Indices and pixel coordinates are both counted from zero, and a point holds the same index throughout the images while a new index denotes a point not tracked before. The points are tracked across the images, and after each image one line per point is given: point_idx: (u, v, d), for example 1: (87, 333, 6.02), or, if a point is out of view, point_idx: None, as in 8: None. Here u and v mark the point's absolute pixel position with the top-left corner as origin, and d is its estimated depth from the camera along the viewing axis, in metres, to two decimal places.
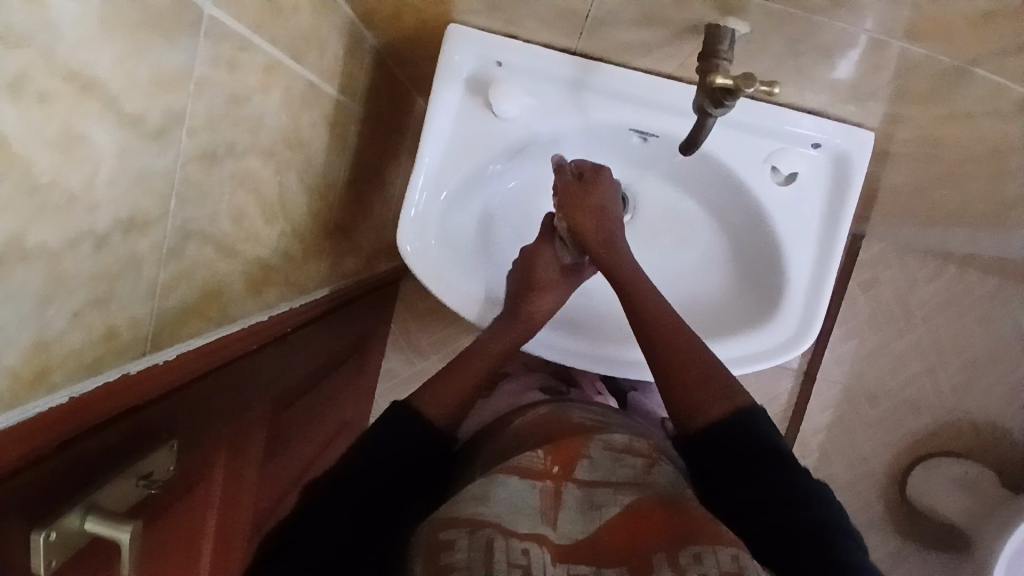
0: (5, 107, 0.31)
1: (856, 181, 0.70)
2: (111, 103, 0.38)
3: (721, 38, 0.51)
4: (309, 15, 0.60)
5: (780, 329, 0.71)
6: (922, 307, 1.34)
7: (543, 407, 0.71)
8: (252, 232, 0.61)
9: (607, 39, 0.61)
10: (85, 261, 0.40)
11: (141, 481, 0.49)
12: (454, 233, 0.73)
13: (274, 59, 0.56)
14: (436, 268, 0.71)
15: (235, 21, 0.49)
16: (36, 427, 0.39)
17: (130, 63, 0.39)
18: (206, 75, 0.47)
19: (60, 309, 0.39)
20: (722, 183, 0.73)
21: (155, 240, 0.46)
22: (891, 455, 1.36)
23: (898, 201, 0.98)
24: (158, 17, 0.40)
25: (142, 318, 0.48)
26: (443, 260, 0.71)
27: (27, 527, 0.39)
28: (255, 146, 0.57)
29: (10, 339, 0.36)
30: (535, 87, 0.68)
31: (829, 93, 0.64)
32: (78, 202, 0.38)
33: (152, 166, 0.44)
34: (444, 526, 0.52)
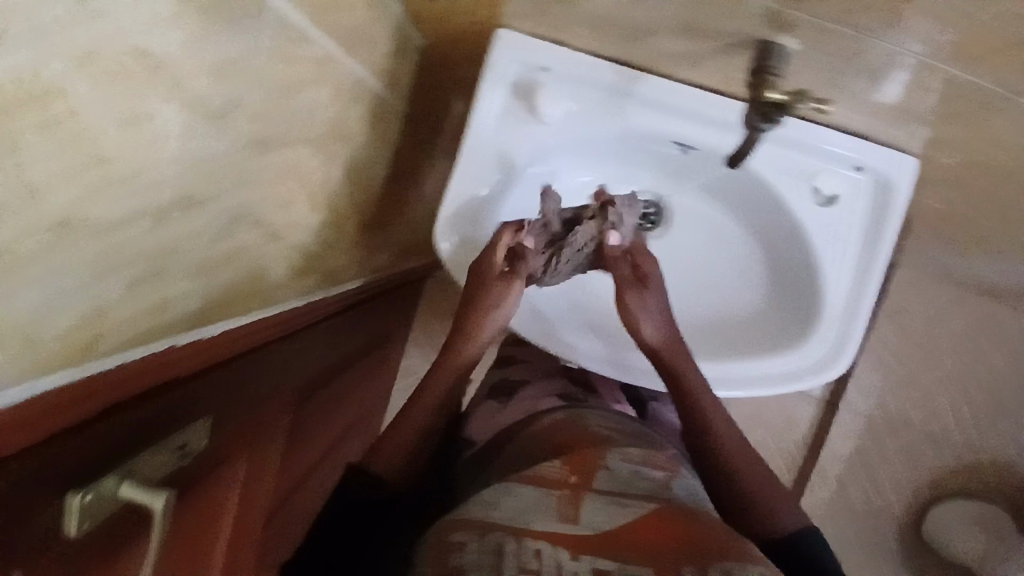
0: (79, 79, 0.33)
1: (897, 206, 0.69)
2: (177, 84, 0.40)
3: (768, 61, 0.55)
4: (362, 12, 0.62)
5: (814, 348, 0.71)
6: (951, 339, 1.32)
7: (560, 414, 0.69)
8: (295, 220, 0.63)
9: (652, 49, 0.61)
10: (142, 236, 0.41)
11: (178, 451, 0.51)
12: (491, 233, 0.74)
13: (328, 53, 0.58)
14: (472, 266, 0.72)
15: (295, 13, 0.51)
16: (86, 391, 0.41)
17: (197, 47, 0.41)
18: (264, 63, 0.48)
19: (115, 280, 0.41)
20: (760, 199, 0.73)
21: (207, 220, 0.48)
22: (911, 488, 1.33)
23: (936, 229, 0.97)
24: (224, 3, 0.42)
25: (189, 294, 0.50)
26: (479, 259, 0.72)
27: (62, 489, 0.39)
28: (304, 136, 0.59)
29: (66, 304, 0.37)
30: (579, 94, 0.69)
31: (873, 115, 0.64)
32: (140, 177, 0.40)
33: (210, 148, 0.45)
34: (456, 528, 0.52)
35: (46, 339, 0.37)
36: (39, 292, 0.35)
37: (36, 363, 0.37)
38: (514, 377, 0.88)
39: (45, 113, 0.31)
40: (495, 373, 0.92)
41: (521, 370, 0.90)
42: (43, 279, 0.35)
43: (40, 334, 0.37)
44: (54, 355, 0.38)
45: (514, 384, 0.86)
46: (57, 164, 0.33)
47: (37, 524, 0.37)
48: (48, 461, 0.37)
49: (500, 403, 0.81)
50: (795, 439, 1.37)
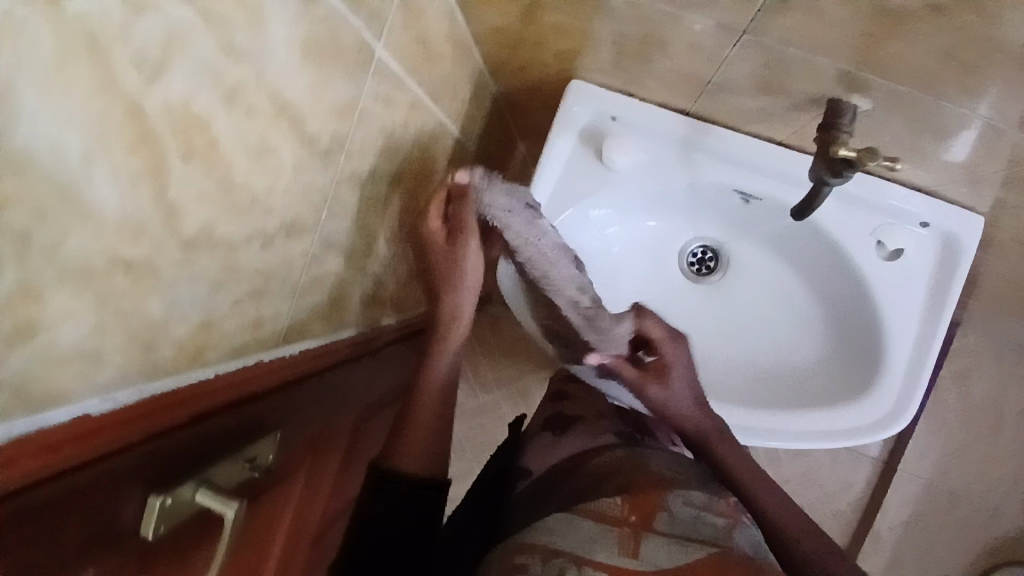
0: (222, 116, 0.37)
1: (965, 263, 0.69)
2: (296, 123, 0.44)
3: (844, 112, 0.53)
4: (450, 63, 0.67)
5: (878, 404, 0.70)
6: (1016, 407, 1.26)
7: (620, 451, 0.71)
8: (373, 250, 0.67)
9: (721, 103, 0.64)
10: (252, 256, 0.46)
11: (247, 464, 0.52)
12: None
13: (418, 99, 0.63)
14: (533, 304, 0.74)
15: (395, 63, 0.56)
16: (175, 402, 0.43)
17: (315, 91, 0.45)
18: (366, 107, 0.53)
19: (225, 295, 0.45)
20: (823, 251, 0.74)
21: (304, 246, 0.52)
22: (970, 562, 1.26)
23: (1001, 290, 0.95)
24: (341, 54, 0.47)
25: (281, 314, 0.53)
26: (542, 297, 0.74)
27: (145, 493, 0.41)
28: (390, 173, 0.63)
29: (185, 314, 0.41)
30: (646, 143, 0.71)
31: (941, 174, 0.64)
32: (257, 204, 0.44)
33: (314, 181, 0.49)
34: (521, 550, 0.56)
35: (165, 344, 0.41)
36: (166, 301, 0.39)
37: (153, 366, 0.41)
38: (571, 412, 0.89)
39: (192, 143, 0.36)
40: (548, 408, 0.93)
41: (574, 406, 0.90)
42: (171, 289, 0.39)
43: (161, 340, 0.40)
44: (167, 360, 0.42)
45: (570, 419, 0.87)
46: (194, 188, 0.37)
47: (119, 524, 0.39)
48: (138, 460, 0.39)
49: (555, 436, 0.84)
50: (848, 501, 1.31)
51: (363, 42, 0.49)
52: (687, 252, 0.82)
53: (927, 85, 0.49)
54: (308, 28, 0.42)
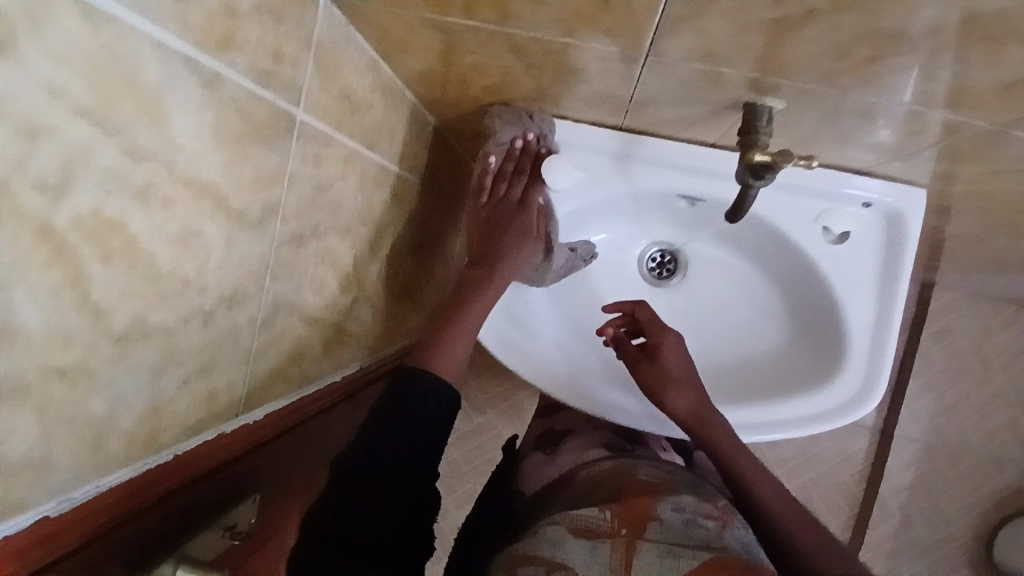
0: (135, 214, 0.38)
1: (910, 237, 0.69)
2: (218, 203, 0.46)
3: (760, 115, 0.54)
4: (380, 109, 0.68)
5: (842, 389, 0.71)
6: (1002, 357, 1.27)
7: (611, 464, 0.73)
8: (330, 301, 0.68)
9: (645, 116, 0.64)
10: (193, 336, 0.47)
11: (227, 533, 0.52)
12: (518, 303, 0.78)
13: (351, 151, 0.64)
14: (504, 341, 0.75)
15: (319, 123, 0.57)
16: (138, 487, 0.44)
17: (234, 169, 0.47)
18: (295, 171, 0.54)
19: (170, 378, 0.46)
20: (772, 242, 0.75)
21: (249, 314, 0.53)
22: (977, 517, 1.27)
23: (963, 249, 0.96)
24: (256, 129, 0.48)
25: (237, 382, 0.54)
26: (510, 330, 0.75)
27: (125, 569, 0.44)
28: (334, 226, 0.64)
29: (130, 405, 0.42)
30: (582, 161, 0.73)
31: (873, 155, 0.64)
32: (189, 286, 0.45)
33: (249, 252, 0.51)
34: (526, 561, 0.56)
35: (114, 437, 0.42)
36: (107, 398, 0.40)
37: (105, 459, 0.42)
38: (561, 428, 0.91)
39: (107, 247, 0.37)
40: (543, 424, 0.95)
41: (565, 422, 0.92)
42: (109, 386, 0.40)
43: (109, 434, 0.41)
44: (119, 452, 0.43)
45: (562, 435, 0.89)
46: (117, 287, 0.38)
47: None
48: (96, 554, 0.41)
49: (548, 453, 0.86)
50: (849, 472, 1.32)
51: (279, 112, 0.50)
52: (646, 257, 0.83)
53: (830, 83, 0.49)
54: (215, 113, 0.43)
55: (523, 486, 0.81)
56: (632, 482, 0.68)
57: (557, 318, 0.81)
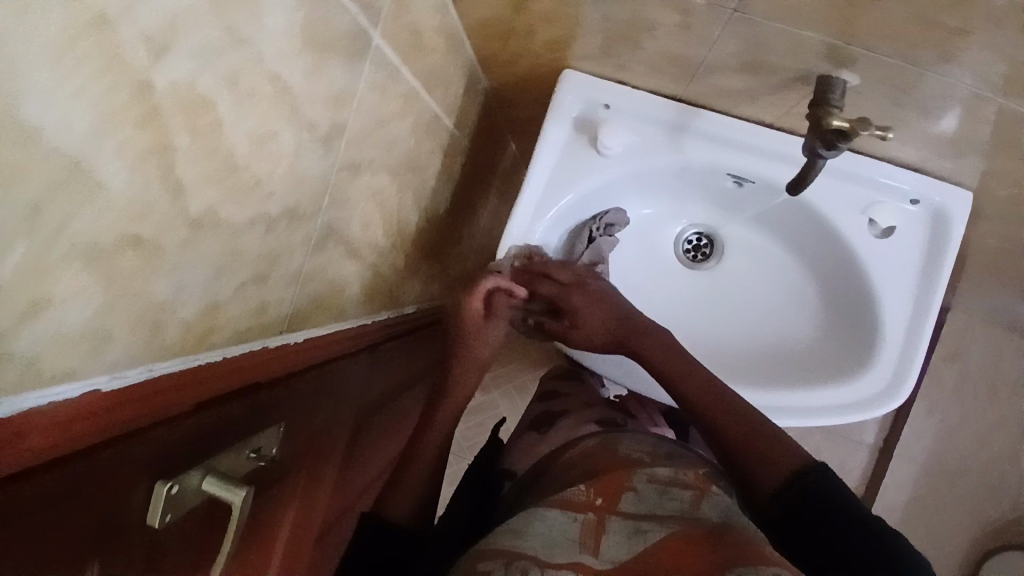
0: (226, 96, 0.38)
1: (955, 236, 0.70)
2: (296, 107, 0.45)
3: (834, 87, 0.54)
4: (442, 55, 0.67)
5: (873, 381, 0.71)
6: (1008, 387, 1.28)
7: (594, 440, 0.73)
8: (372, 242, 0.67)
9: (710, 86, 0.65)
10: (255, 240, 0.46)
11: (252, 455, 0.49)
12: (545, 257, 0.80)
13: (412, 91, 0.63)
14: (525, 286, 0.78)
15: (390, 52, 0.56)
16: (166, 386, 0.42)
17: (313, 76, 0.46)
18: (363, 95, 0.54)
19: (229, 279, 0.45)
20: (816, 232, 0.75)
21: (305, 232, 0.52)
22: (970, 543, 1.28)
23: (989, 267, 0.97)
24: (338, 41, 0.47)
25: (284, 301, 0.53)
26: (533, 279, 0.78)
27: (151, 478, 0.39)
28: (387, 163, 0.64)
29: (191, 297, 0.42)
30: (637, 129, 0.73)
31: (926, 148, 0.65)
32: (259, 187, 0.44)
33: (314, 167, 0.50)
34: (486, 556, 0.56)
35: (171, 327, 0.41)
36: (172, 283, 0.39)
37: (160, 348, 0.41)
38: (557, 407, 0.89)
39: (197, 122, 0.36)
40: (538, 405, 0.93)
41: (562, 403, 0.91)
42: (176, 270, 0.39)
43: (167, 323, 0.40)
44: (172, 343, 0.42)
45: (556, 415, 0.87)
46: (199, 167, 0.38)
47: (122, 511, 0.37)
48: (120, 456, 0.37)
49: (540, 433, 0.85)
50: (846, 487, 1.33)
51: (359, 29, 0.50)
52: (683, 238, 0.83)
53: (911, 56, 0.50)
54: (305, 12, 0.43)
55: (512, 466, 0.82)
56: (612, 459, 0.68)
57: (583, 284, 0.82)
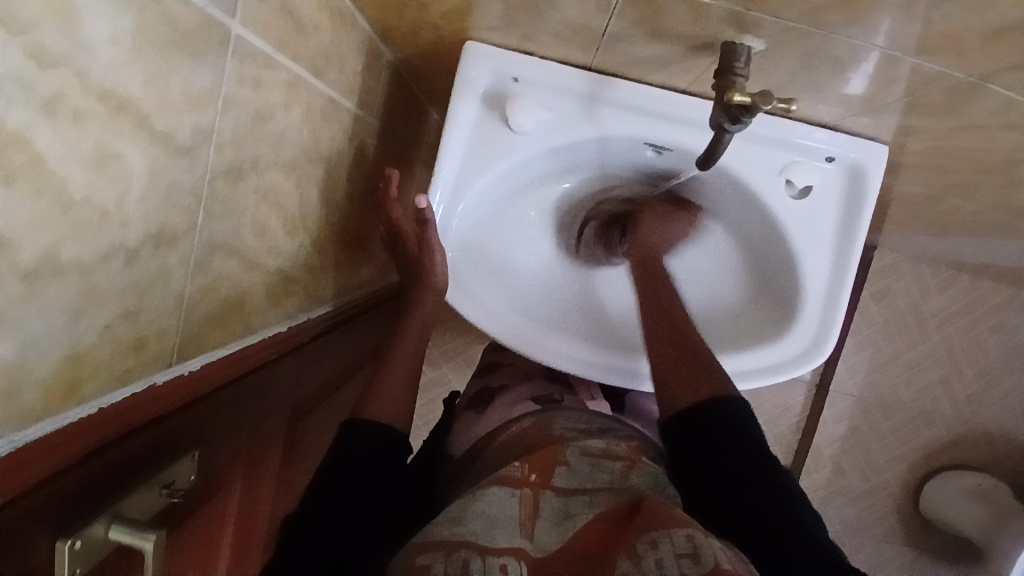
0: (44, 128, 0.32)
1: (872, 194, 0.70)
2: (142, 123, 0.40)
3: (738, 54, 0.52)
4: (328, 33, 0.61)
5: (796, 342, 0.72)
6: (935, 316, 1.35)
7: (528, 420, 0.72)
8: (273, 244, 0.62)
9: (620, 53, 0.61)
10: (115, 276, 0.41)
11: (165, 491, 0.49)
12: (470, 245, 0.76)
13: (296, 77, 0.58)
14: (456, 277, 0.73)
15: (258, 40, 0.50)
16: (70, 434, 0.40)
17: (158, 85, 0.40)
18: (231, 93, 0.48)
19: (90, 322, 0.40)
20: (738, 195, 0.74)
21: (181, 254, 0.47)
22: (905, 466, 1.37)
23: (912, 211, 0.99)
24: (186, 40, 0.42)
25: (168, 329, 0.49)
26: (463, 265, 0.74)
27: (51, 537, 0.39)
28: (278, 160, 0.58)
29: (43, 352, 0.37)
30: (549, 102, 0.69)
31: (840, 107, 0.64)
32: (108, 218, 0.39)
33: (179, 183, 0.45)
34: (423, 549, 0.52)
35: (28, 387, 0.37)
36: (15, 345, 0.35)
37: (18, 412, 0.37)
38: (494, 384, 0.89)
39: (12, 164, 0.31)
40: (477, 382, 0.92)
41: (499, 376, 0.90)
42: (18, 331, 0.34)
43: (20, 385, 0.36)
44: (33, 403, 0.38)
45: (493, 390, 0.87)
46: (25, 215, 0.33)
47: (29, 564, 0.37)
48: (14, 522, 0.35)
49: (478, 412, 0.83)
50: (788, 424, 1.39)
51: (211, 22, 0.44)
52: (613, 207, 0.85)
53: (814, 20, 0.47)
54: (135, 14, 0.37)
55: (450, 445, 0.80)
56: (546, 437, 0.67)
57: (514, 274, 0.80)
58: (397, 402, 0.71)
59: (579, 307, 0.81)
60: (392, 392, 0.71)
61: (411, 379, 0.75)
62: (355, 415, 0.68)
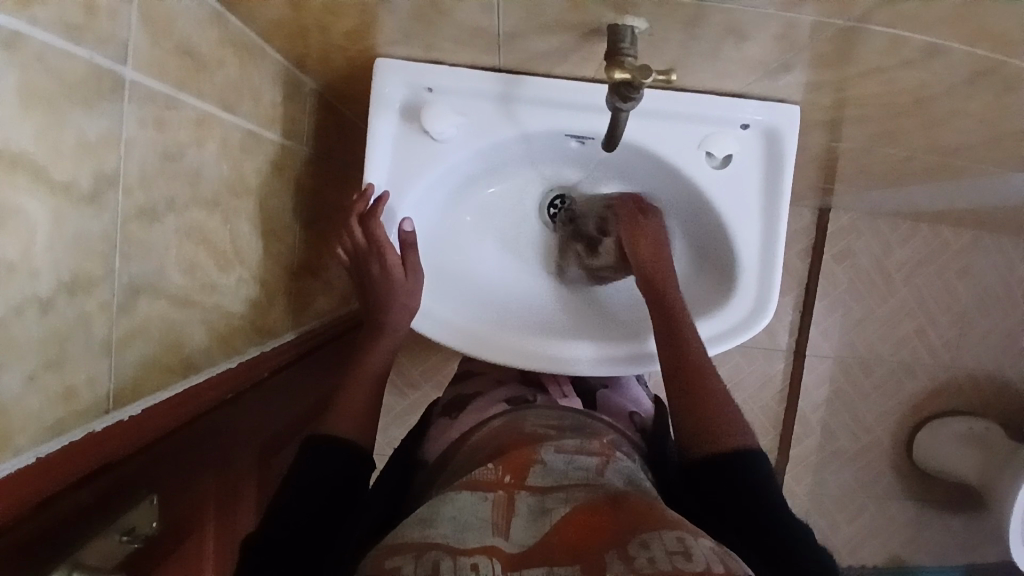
0: None
1: (789, 153, 0.72)
2: (38, 175, 0.40)
3: (623, 35, 0.54)
4: (233, 68, 0.62)
5: (738, 306, 0.74)
6: (901, 268, 1.36)
7: (500, 421, 0.73)
8: (206, 280, 0.63)
9: (522, 49, 0.63)
10: (30, 327, 0.41)
11: (126, 536, 0.52)
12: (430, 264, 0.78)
13: (204, 113, 0.59)
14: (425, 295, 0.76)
15: (156, 82, 0.51)
16: (2, 487, 0.40)
17: (51, 137, 0.41)
18: (133, 136, 0.49)
19: (11, 376, 0.40)
20: (665, 173, 0.76)
21: (101, 299, 0.48)
22: (895, 421, 1.38)
23: (853, 167, 1.01)
24: (74, 90, 0.43)
25: (98, 376, 0.49)
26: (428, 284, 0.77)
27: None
28: (197, 198, 0.59)
29: None
30: (464, 107, 0.71)
31: (745, 73, 0.66)
32: (16, 271, 0.40)
33: (87, 229, 0.45)
34: (392, 552, 0.50)
35: None
36: None
37: None
38: (467, 391, 0.89)
39: None
40: (452, 389, 0.92)
41: (472, 383, 0.91)
42: None
43: None
44: None
45: (467, 397, 0.87)
46: None
47: None
48: None
49: (452, 418, 0.84)
50: (773, 394, 1.38)
51: (100, 69, 0.45)
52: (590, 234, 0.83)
53: None
54: (17, 74, 0.38)
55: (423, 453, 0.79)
56: (520, 436, 0.67)
57: (476, 281, 0.81)
58: (357, 411, 0.70)
59: (543, 305, 0.83)
60: (352, 409, 0.70)
61: (376, 394, 0.73)
62: (309, 433, 0.67)
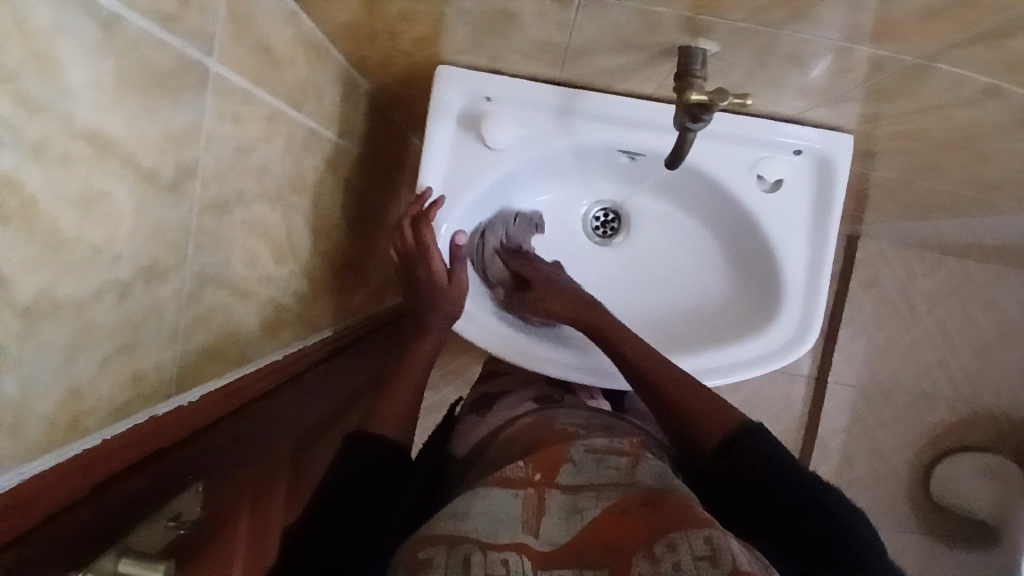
0: (34, 171, 0.34)
1: (840, 179, 0.74)
2: (127, 162, 0.41)
3: (694, 58, 0.56)
4: (302, 68, 0.64)
5: (783, 328, 0.76)
6: (926, 301, 1.36)
7: (530, 418, 0.73)
8: (263, 273, 0.64)
9: (585, 64, 0.65)
10: (108, 310, 0.42)
11: (172, 523, 0.48)
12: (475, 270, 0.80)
13: (275, 110, 0.60)
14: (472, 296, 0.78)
15: (235, 78, 0.53)
16: (69, 470, 0.40)
17: (141, 125, 0.42)
18: (213, 129, 0.50)
19: (87, 357, 0.41)
20: (714, 193, 0.78)
21: (173, 287, 0.49)
22: (913, 453, 1.37)
23: (892, 198, 1.01)
24: (164, 81, 0.44)
25: (164, 363, 0.50)
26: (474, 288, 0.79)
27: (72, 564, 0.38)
28: (262, 192, 0.60)
29: (46, 388, 0.38)
30: (522, 118, 0.73)
31: (801, 99, 0.67)
32: (101, 254, 0.40)
33: (168, 219, 0.47)
34: (426, 543, 0.51)
35: (30, 423, 0.37)
36: (16, 382, 0.35)
37: (22, 447, 0.37)
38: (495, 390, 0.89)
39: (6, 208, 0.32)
40: (479, 388, 0.93)
41: (498, 383, 0.91)
42: (18, 367, 0.35)
43: (24, 420, 0.37)
44: (37, 439, 0.38)
45: (496, 395, 0.87)
46: (18, 257, 0.34)
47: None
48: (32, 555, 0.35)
49: (481, 414, 0.84)
50: (792, 419, 1.38)
51: (189, 63, 0.46)
52: (590, 217, 0.85)
53: (759, 18, 0.50)
54: (114, 58, 0.39)
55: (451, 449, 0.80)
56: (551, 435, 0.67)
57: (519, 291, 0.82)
58: (398, 412, 0.71)
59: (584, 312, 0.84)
60: (391, 410, 0.70)
61: (417, 392, 0.74)
62: (357, 428, 0.68)
